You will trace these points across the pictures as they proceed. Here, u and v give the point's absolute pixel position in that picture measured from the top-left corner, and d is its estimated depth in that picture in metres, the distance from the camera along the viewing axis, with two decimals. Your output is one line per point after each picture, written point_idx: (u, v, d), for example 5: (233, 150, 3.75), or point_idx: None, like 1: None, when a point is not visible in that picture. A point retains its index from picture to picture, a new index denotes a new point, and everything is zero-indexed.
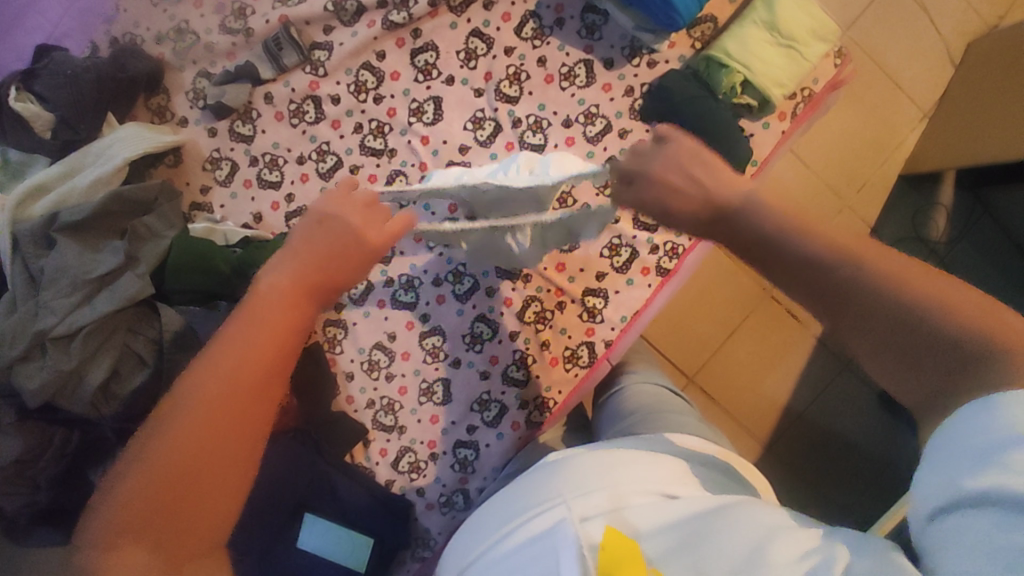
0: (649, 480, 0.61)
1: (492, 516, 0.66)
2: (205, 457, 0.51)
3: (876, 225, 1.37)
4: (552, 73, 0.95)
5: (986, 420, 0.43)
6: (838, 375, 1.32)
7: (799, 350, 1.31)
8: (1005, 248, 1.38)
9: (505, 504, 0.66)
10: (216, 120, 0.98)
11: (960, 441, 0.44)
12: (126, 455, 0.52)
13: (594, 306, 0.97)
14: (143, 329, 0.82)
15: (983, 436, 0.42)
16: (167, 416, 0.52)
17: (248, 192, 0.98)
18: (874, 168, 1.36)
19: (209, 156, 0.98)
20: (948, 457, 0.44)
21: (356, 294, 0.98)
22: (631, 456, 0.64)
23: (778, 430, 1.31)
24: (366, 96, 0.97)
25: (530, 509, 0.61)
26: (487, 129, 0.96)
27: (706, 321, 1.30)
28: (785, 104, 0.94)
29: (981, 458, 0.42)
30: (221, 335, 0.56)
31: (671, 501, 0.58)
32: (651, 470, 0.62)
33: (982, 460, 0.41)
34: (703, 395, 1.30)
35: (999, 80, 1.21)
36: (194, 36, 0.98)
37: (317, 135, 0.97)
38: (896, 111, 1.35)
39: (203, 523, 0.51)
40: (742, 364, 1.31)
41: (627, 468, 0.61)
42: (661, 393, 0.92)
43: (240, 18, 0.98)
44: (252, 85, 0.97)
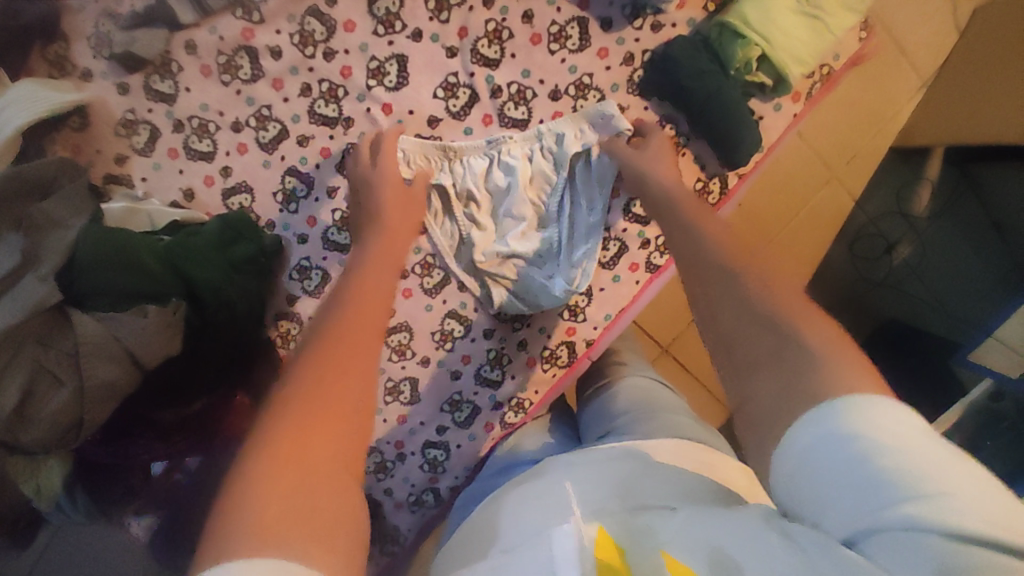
0: (659, 495, 0.54)
1: (487, 531, 0.58)
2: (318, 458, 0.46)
3: (860, 200, 1.25)
4: (539, 31, 0.80)
5: (837, 433, 0.42)
6: None
7: None
8: (981, 229, 1.22)
9: (497, 521, 0.58)
10: (128, 73, 0.80)
11: (828, 463, 0.42)
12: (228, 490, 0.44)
13: (576, 304, 0.89)
14: (56, 342, 0.69)
15: (843, 451, 0.41)
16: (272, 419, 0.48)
17: (175, 163, 0.83)
18: (872, 140, 1.23)
19: (123, 118, 0.81)
20: (831, 477, 0.41)
21: (313, 285, 0.88)
22: (636, 470, 0.58)
23: None
24: (314, 51, 0.80)
25: (530, 523, 0.54)
26: (461, 98, 0.82)
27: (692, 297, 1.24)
28: (802, 83, 0.83)
29: (865, 456, 0.40)
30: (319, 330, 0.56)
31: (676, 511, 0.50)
32: (657, 487, 0.55)
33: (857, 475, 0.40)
34: (673, 370, 1.27)
35: (1004, 44, 1.07)
36: None
37: (255, 97, 0.81)
38: (901, 76, 1.20)
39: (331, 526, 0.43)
40: None
41: (631, 484, 0.55)
42: (646, 387, 0.84)
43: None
44: (169, 32, 0.79)
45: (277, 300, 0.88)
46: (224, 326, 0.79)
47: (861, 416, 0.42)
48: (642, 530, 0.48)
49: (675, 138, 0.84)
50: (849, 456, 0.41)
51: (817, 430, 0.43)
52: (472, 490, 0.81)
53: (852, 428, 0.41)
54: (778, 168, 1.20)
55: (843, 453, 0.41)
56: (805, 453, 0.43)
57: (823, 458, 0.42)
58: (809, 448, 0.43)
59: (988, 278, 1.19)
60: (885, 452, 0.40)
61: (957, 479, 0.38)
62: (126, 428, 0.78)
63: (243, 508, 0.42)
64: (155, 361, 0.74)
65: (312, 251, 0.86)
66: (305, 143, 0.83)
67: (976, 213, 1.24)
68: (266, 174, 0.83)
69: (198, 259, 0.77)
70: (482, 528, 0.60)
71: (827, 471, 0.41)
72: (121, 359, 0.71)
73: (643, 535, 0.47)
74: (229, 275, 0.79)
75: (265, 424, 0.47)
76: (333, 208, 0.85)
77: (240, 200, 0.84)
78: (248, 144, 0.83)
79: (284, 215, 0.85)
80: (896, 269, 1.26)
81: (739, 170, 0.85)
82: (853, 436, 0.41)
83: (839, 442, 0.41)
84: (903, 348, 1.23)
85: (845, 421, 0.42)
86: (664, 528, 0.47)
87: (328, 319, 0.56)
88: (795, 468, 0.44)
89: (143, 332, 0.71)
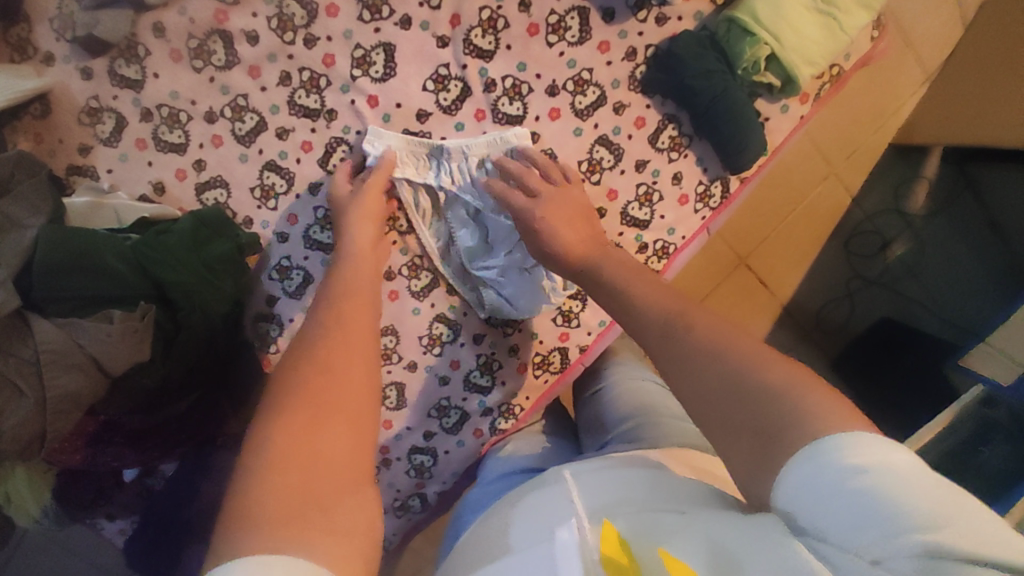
0: (669, 497, 0.48)
1: (479, 531, 0.54)
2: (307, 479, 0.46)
3: (856, 197, 1.23)
4: (537, 21, 0.75)
5: (829, 460, 0.38)
6: (796, 345, 1.28)
7: (765, 317, 1.25)
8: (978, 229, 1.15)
9: (499, 520, 0.52)
10: (91, 57, 0.74)
11: (814, 489, 0.38)
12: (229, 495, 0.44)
13: (570, 310, 0.87)
14: (13, 349, 0.65)
15: (830, 477, 0.38)
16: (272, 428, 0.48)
17: (143, 154, 0.77)
18: (872, 138, 1.20)
19: (86, 105, 0.75)
20: (816, 501, 0.38)
21: (293, 286, 0.82)
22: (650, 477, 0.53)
23: None
24: (293, 36, 0.74)
25: (530, 518, 0.49)
26: (452, 91, 0.77)
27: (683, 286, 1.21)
28: (811, 84, 0.79)
29: (846, 481, 0.37)
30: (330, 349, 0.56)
31: (686, 517, 0.44)
32: (666, 489, 0.49)
33: (838, 495, 0.37)
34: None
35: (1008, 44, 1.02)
36: None
37: (230, 85, 0.76)
38: (906, 74, 1.16)
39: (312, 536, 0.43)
40: None
41: (635, 487, 0.49)
42: (656, 393, 0.82)
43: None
44: (134, 12, 0.72)
45: (256, 302, 0.83)
46: (196, 333, 0.74)
47: (854, 450, 0.38)
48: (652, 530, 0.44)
49: (677, 138, 0.80)
50: (834, 479, 0.37)
51: (808, 469, 0.39)
52: (472, 497, 0.77)
53: (845, 465, 0.37)
54: (780, 164, 1.18)
55: (844, 499, 0.37)
56: (799, 494, 0.39)
57: (819, 503, 0.38)
58: (807, 489, 0.39)
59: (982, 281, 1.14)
60: (884, 493, 0.36)
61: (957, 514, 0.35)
62: (98, 433, 0.74)
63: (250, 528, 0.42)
64: (122, 370, 0.70)
65: (293, 251, 0.81)
66: (284, 136, 0.77)
67: (974, 212, 1.16)
68: (243, 169, 0.78)
69: (167, 261, 0.72)
70: (483, 537, 0.52)
71: (827, 518, 0.37)
72: (85, 368, 0.67)
73: (647, 531, 0.43)
74: (203, 278, 0.74)
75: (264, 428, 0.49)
76: (316, 206, 0.80)
77: (215, 196, 0.79)
78: (224, 136, 0.77)
79: (263, 212, 0.80)
80: (891, 266, 1.25)
81: (742, 173, 0.82)
82: (843, 472, 0.37)
83: (835, 482, 0.37)
84: (905, 349, 1.20)
85: (838, 458, 0.38)
86: (669, 527, 0.43)
87: (328, 323, 0.58)
88: (789, 508, 0.40)
89: (107, 341, 0.67)
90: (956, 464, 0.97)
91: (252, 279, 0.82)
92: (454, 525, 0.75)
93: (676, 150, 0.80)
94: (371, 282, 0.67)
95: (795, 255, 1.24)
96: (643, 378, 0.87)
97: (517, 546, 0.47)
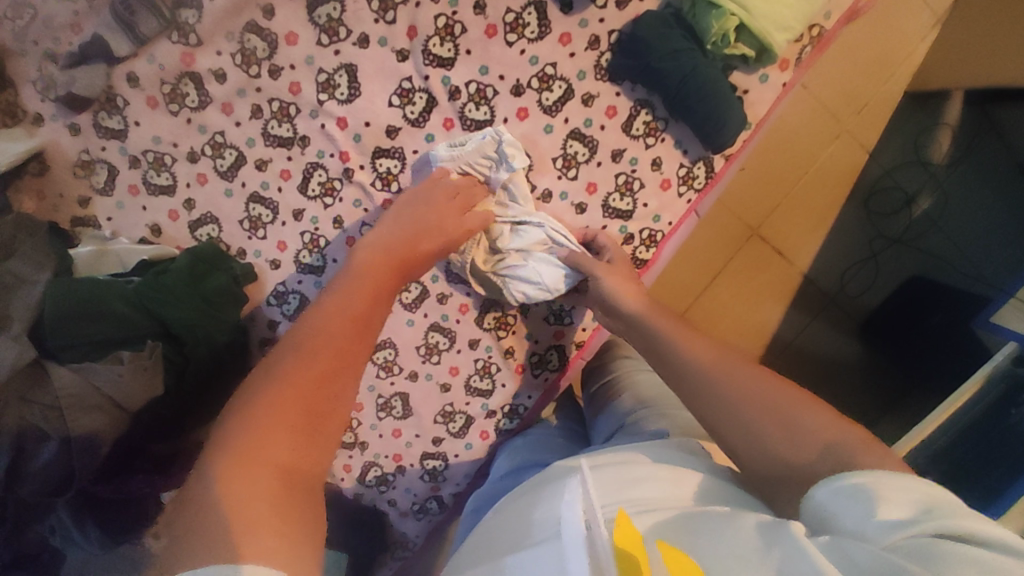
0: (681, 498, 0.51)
1: (490, 537, 0.56)
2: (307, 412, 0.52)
3: (874, 152, 1.14)
4: (494, 22, 0.74)
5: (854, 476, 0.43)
6: (821, 311, 1.21)
7: (785, 287, 1.19)
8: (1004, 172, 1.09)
9: (503, 526, 0.56)
10: (75, 113, 0.77)
11: (840, 499, 0.42)
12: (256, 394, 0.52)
13: (561, 308, 0.88)
14: (38, 397, 0.70)
15: (855, 489, 0.42)
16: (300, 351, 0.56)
17: (137, 200, 0.81)
18: (884, 86, 1.10)
19: (79, 159, 0.79)
20: (842, 510, 0.42)
21: (290, 309, 0.85)
22: (648, 468, 0.55)
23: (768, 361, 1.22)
24: (258, 69, 0.76)
25: (540, 521, 0.51)
26: (418, 103, 0.77)
27: (689, 264, 1.16)
28: (789, 50, 0.75)
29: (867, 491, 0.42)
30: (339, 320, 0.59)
31: (701, 515, 0.48)
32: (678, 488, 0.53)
33: (860, 502, 0.41)
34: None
35: None
36: (28, 8, 0.74)
37: (206, 124, 0.78)
38: (914, 10, 1.06)
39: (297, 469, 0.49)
40: (728, 306, 1.19)
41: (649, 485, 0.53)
42: (656, 384, 0.81)
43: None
44: (108, 66, 0.75)
45: (258, 327, 0.86)
46: (204, 363, 0.79)
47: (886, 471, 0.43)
48: (661, 531, 0.46)
49: (652, 122, 0.78)
50: (854, 487, 0.42)
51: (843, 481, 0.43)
52: (483, 494, 0.78)
53: (880, 480, 0.42)
54: (783, 128, 1.10)
55: (861, 498, 0.42)
56: (831, 503, 0.43)
57: (849, 506, 0.42)
58: (841, 495, 0.43)
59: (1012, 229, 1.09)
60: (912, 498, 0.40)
61: (980, 523, 0.38)
62: (126, 460, 0.77)
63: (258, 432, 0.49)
64: (141, 405, 0.74)
65: (287, 276, 0.84)
66: (263, 167, 0.80)
67: (1001, 156, 1.09)
68: (230, 204, 0.81)
69: (169, 300, 0.75)
70: (488, 544, 0.55)
71: (853, 519, 0.41)
72: (105, 407, 0.72)
73: (667, 527, 0.46)
74: (206, 312, 0.78)
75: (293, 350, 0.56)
76: (301, 231, 0.82)
77: (207, 231, 0.82)
78: (208, 174, 0.80)
79: (254, 242, 0.83)
80: (917, 221, 1.16)
81: (726, 151, 0.79)
82: (867, 484, 0.42)
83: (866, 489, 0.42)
84: (931, 305, 1.14)
85: (873, 477, 0.42)
86: (685, 524, 0.46)
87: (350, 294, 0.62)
88: (817, 516, 0.44)
89: (120, 380, 0.71)
90: (990, 427, 0.91)
91: (252, 306, 0.86)
92: (465, 524, 0.77)
93: (652, 135, 0.78)
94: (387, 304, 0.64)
95: (811, 220, 1.17)
96: (642, 369, 0.86)
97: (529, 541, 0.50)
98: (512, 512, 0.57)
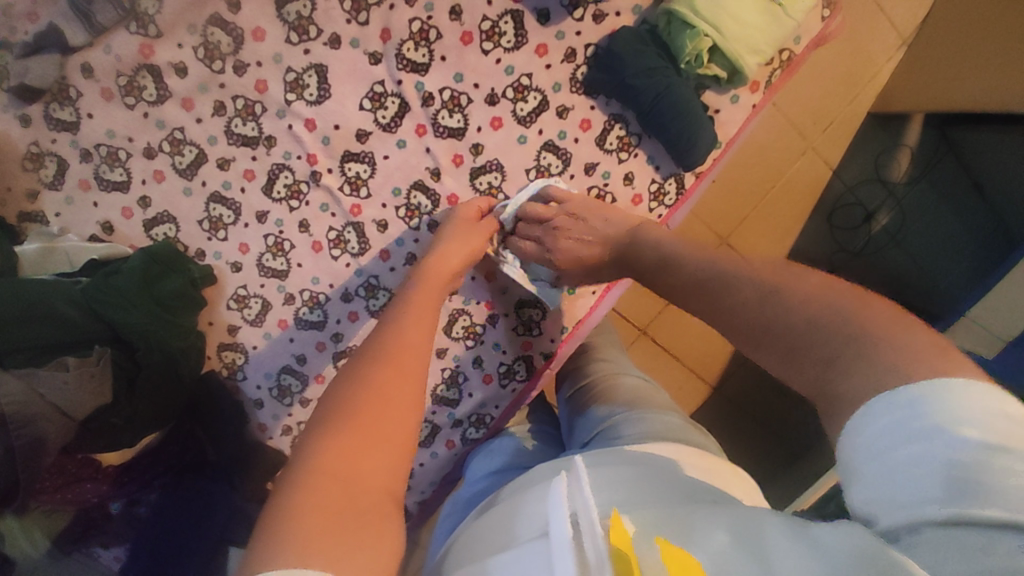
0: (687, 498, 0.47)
1: (474, 542, 0.52)
2: (368, 454, 0.47)
3: (838, 168, 1.17)
4: (470, 29, 0.73)
5: (906, 414, 0.34)
6: None
7: None
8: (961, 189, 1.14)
9: (492, 524, 0.52)
10: (25, 103, 0.73)
11: (875, 444, 0.34)
12: (304, 445, 0.47)
13: (530, 319, 0.88)
14: None
15: (901, 432, 0.33)
16: (346, 389, 0.51)
17: (88, 195, 0.76)
18: (846, 107, 1.14)
19: (28, 152, 0.74)
20: (870, 457, 0.34)
21: (252, 314, 0.82)
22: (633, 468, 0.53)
23: (727, 374, 1.19)
24: (222, 64, 0.73)
25: (529, 518, 0.46)
26: (390, 108, 0.75)
27: None
28: (759, 72, 0.77)
29: (912, 437, 0.33)
30: (379, 356, 0.55)
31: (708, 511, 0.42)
32: (675, 489, 0.49)
33: (902, 452, 0.33)
34: (650, 357, 1.17)
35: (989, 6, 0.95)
36: None
37: (165, 119, 0.75)
38: (875, 38, 1.11)
39: (370, 518, 0.44)
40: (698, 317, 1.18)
41: (651, 483, 0.49)
42: (640, 387, 0.78)
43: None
44: (62, 56, 0.71)
45: (217, 332, 0.83)
46: (157, 370, 0.75)
47: (946, 410, 0.33)
48: (655, 530, 0.40)
49: (626, 137, 0.78)
50: (907, 432, 0.33)
51: (886, 421, 0.34)
52: (461, 497, 0.75)
53: (926, 423, 0.33)
54: (751, 141, 1.13)
55: (900, 447, 0.33)
56: (860, 447, 0.35)
57: (876, 454, 0.34)
58: (876, 441, 0.34)
59: (973, 240, 1.12)
60: (944, 454, 0.32)
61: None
62: (75, 469, 0.75)
63: (308, 482, 0.44)
64: (89, 412, 0.71)
65: (248, 279, 0.81)
66: (225, 166, 0.77)
67: (957, 174, 1.15)
68: (188, 203, 0.78)
69: (119, 303, 0.71)
70: (480, 540, 0.51)
71: (877, 475, 0.34)
72: (49, 415, 0.69)
73: (677, 523, 0.41)
74: (159, 314, 0.74)
75: (340, 391, 0.52)
76: (265, 233, 0.79)
77: (164, 231, 0.78)
78: (165, 171, 0.76)
79: (214, 243, 0.79)
80: (876, 236, 1.20)
81: (696, 168, 0.80)
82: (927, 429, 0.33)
83: (902, 441, 0.33)
84: None
85: (920, 415, 0.33)
86: (697, 521, 0.41)
87: (395, 320, 0.60)
88: (845, 458, 0.36)
89: (66, 388, 0.68)
90: None
91: (211, 309, 0.82)
92: (439, 531, 0.73)
93: (625, 150, 0.78)
94: (433, 318, 0.63)
95: (778, 233, 1.19)
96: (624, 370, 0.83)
97: (516, 538, 0.46)
98: (500, 511, 0.53)
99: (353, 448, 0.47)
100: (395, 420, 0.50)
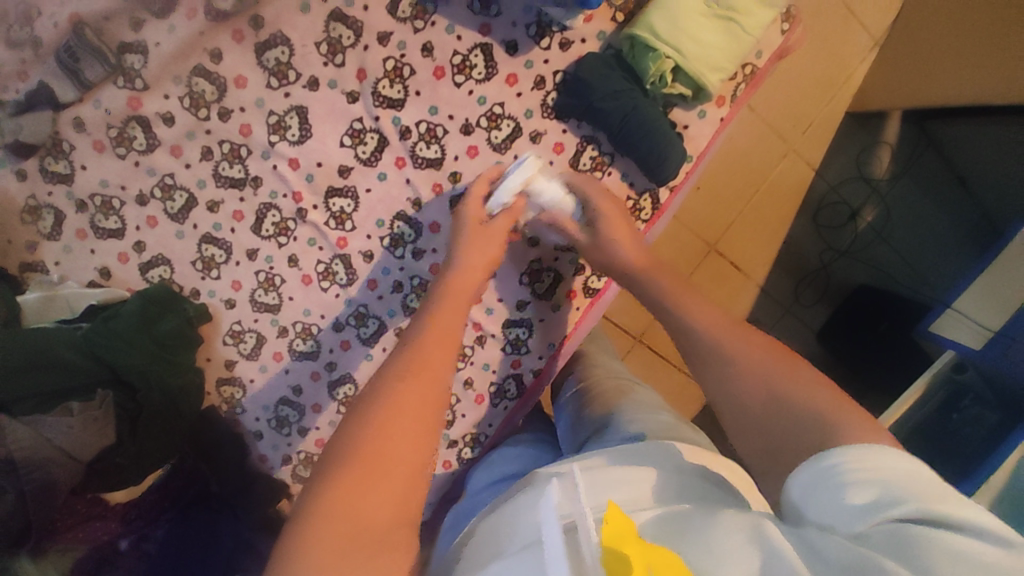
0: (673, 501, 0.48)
1: (467, 554, 0.53)
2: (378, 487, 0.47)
3: (821, 168, 1.19)
4: (442, 64, 0.76)
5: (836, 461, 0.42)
6: (779, 321, 1.24)
7: (743, 301, 1.23)
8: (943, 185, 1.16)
9: (483, 535, 0.52)
10: (19, 159, 0.76)
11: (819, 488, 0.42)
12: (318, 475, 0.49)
13: (517, 337, 0.90)
14: None
15: (834, 476, 0.41)
16: (360, 415, 0.52)
17: (85, 243, 0.80)
18: (823, 109, 1.17)
19: (26, 205, 0.78)
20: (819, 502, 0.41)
21: (248, 348, 0.85)
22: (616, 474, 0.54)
23: None
24: (207, 112, 0.76)
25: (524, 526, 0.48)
26: (369, 143, 0.78)
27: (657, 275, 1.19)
28: (724, 87, 0.79)
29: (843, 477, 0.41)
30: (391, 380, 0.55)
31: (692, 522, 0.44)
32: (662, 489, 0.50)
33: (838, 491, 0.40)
34: (644, 367, 1.18)
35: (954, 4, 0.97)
36: None
37: (155, 166, 0.78)
38: (848, 40, 1.13)
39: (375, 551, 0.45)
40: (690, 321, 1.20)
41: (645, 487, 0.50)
42: (634, 390, 0.80)
43: (26, 24, 0.72)
44: (54, 112, 0.75)
45: (214, 367, 0.86)
46: (158, 410, 0.77)
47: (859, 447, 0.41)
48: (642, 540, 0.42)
49: (598, 157, 0.80)
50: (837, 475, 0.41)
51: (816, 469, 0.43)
52: (461, 510, 0.76)
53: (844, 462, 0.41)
54: (732, 149, 1.16)
55: (836, 488, 0.40)
56: (804, 494, 0.43)
57: (821, 498, 0.41)
58: (819, 484, 0.42)
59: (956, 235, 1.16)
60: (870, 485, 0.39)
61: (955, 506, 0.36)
62: (85, 508, 0.77)
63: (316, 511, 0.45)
64: (95, 453, 0.73)
65: (243, 315, 0.84)
66: (215, 208, 0.80)
67: (939, 169, 1.17)
68: (181, 245, 0.80)
69: (124, 348, 0.74)
70: (474, 548, 0.52)
71: (825, 511, 0.40)
72: (56, 459, 0.70)
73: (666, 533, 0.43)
74: (159, 356, 0.77)
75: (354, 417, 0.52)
76: (256, 270, 0.82)
77: (159, 273, 0.81)
78: (158, 217, 0.79)
79: (207, 282, 0.82)
80: (863, 234, 1.21)
81: (669, 184, 0.82)
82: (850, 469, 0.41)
83: (833, 477, 0.41)
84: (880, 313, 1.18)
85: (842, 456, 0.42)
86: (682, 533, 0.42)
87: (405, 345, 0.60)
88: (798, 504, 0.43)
89: (70, 432, 0.70)
90: (935, 430, 0.96)
91: (208, 346, 0.85)
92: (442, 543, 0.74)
93: (598, 170, 0.81)
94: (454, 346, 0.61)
95: (766, 236, 1.21)
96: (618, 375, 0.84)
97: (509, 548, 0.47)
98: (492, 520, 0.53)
99: (363, 480, 0.47)
100: (402, 450, 0.50)
